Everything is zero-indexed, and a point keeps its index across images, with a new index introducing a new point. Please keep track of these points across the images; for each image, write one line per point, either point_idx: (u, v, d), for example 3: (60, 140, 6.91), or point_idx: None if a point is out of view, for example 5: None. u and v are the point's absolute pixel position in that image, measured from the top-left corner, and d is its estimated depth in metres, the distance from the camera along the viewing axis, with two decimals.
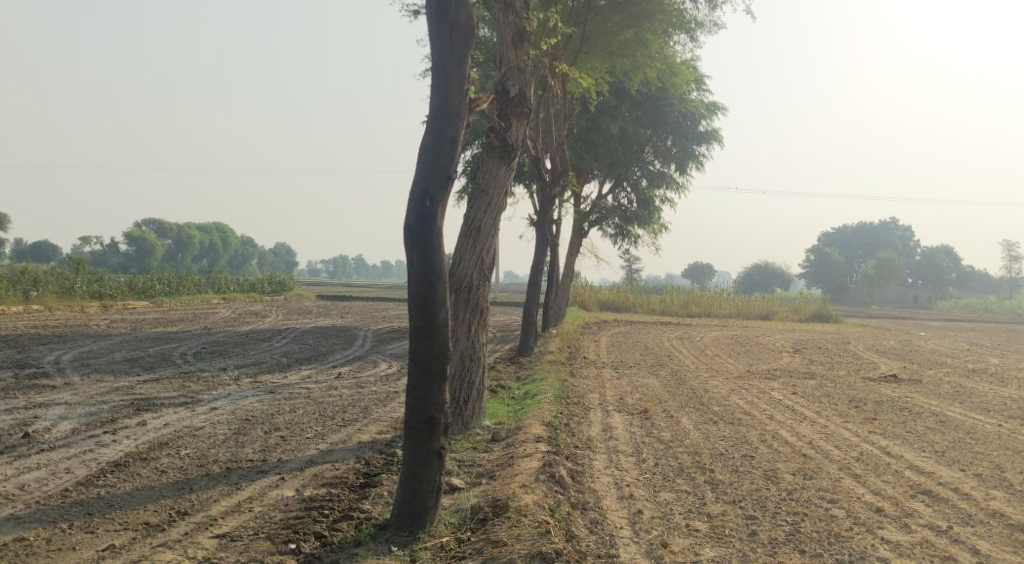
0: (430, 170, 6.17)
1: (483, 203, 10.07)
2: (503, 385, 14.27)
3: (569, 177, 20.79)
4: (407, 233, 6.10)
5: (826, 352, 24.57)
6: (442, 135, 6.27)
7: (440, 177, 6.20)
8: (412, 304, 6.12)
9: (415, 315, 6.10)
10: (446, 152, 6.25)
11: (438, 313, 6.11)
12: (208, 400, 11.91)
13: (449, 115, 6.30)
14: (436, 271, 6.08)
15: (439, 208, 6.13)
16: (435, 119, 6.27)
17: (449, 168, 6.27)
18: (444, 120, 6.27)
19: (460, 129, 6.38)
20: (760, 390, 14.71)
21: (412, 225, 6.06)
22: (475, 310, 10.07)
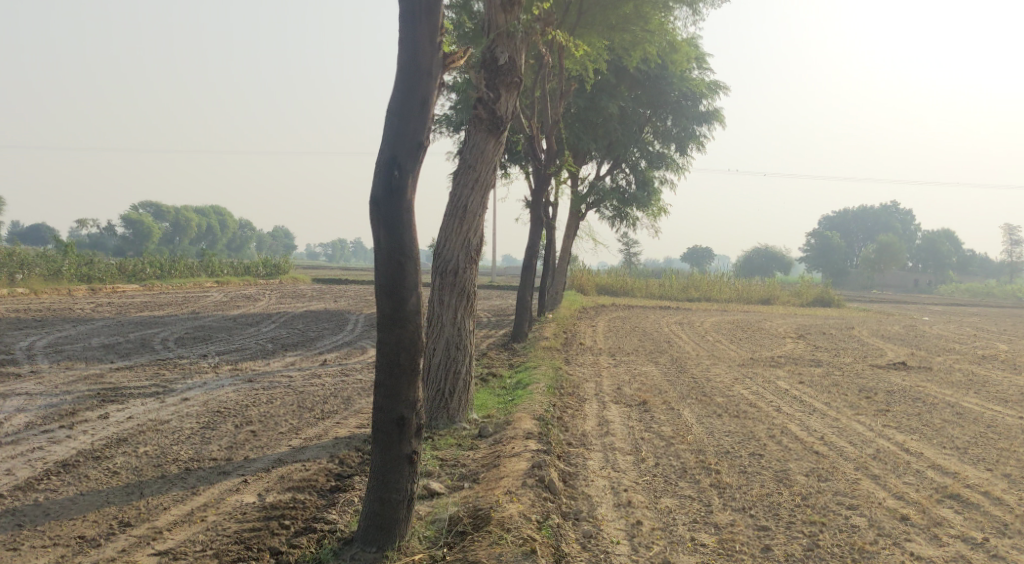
0: (398, 137, 5.55)
1: (470, 180, 9.38)
2: (495, 373, 13.60)
3: (565, 157, 20.05)
4: (373, 208, 5.55)
5: (830, 338, 23.93)
6: (411, 95, 5.62)
7: (408, 145, 5.58)
8: (379, 289, 5.56)
9: (383, 302, 5.55)
10: (415, 116, 5.61)
11: (407, 298, 5.55)
12: (181, 389, 11.24)
13: (418, 74, 5.64)
14: (405, 250, 5.50)
15: (408, 180, 5.54)
16: (402, 78, 5.62)
17: (419, 134, 5.64)
18: (412, 80, 5.62)
19: (433, 88, 5.72)
20: (764, 380, 14.04)
21: (379, 199, 5.53)
22: (462, 294, 9.38)
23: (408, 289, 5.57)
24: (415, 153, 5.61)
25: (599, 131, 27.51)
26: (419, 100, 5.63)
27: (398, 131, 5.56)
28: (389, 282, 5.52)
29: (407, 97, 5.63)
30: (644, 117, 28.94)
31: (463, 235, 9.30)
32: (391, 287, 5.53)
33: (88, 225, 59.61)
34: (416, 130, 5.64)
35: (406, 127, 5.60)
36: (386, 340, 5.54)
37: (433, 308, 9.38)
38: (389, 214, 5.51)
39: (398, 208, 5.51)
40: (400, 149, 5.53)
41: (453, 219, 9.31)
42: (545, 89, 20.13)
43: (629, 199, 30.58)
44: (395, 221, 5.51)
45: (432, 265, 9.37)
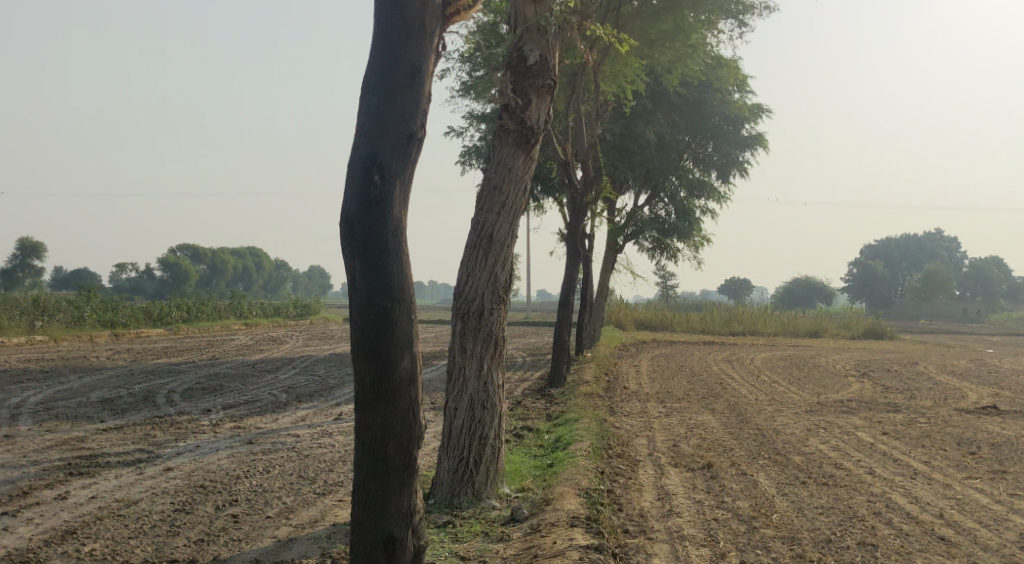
0: (381, 125, 4.71)
1: (497, 203, 7.80)
2: (530, 427, 11.91)
3: (604, 184, 18.45)
4: (350, 231, 4.63)
5: (896, 376, 21.97)
6: (397, 67, 4.79)
7: (393, 136, 4.71)
8: (359, 351, 4.71)
9: (365, 368, 4.71)
10: (403, 94, 4.77)
11: (397, 361, 4.74)
12: (168, 455, 9.68)
13: (404, 38, 4.84)
14: (393, 292, 4.69)
15: (393, 184, 4.68)
16: (384, 51, 4.79)
17: (409, 118, 4.79)
18: (399, 45, 4.82)
19: (423, 58, 4.91)
20: (841, 430, 12.20)
21: (357, 217, 4.62)
22: (489, 340, 7.78)
23: (399, 347, 4.76)
24: (399, 147, 4.74)
25: (637, 158, 26.01)
26: (408, 78, 4.80)
27: (378, 124, 4.71)
28: (373, 337, 4.71)
29: (389, 78, 4.77)
30: (683, 143, 27.39)
31: (489, 269, 7.74)
32: (377, 345, 4.69)
33: (123, 268, 58.99)
34: (402, 121, 4.76)
35: (389, 116, 4.73)
36: (372, 424, 4.79)
37: (454, 359, 7.80)
38: (370, 236, 4.63)
39: (380, 232, 4.64)
40: (384, 146, 4.68)
41: (477, 249, 7.76)
42: (579, 110, 18.72)
43: (670, 230, 28.87)
44: (376, 237, 4.64)
45: (452, 308, 7.82)
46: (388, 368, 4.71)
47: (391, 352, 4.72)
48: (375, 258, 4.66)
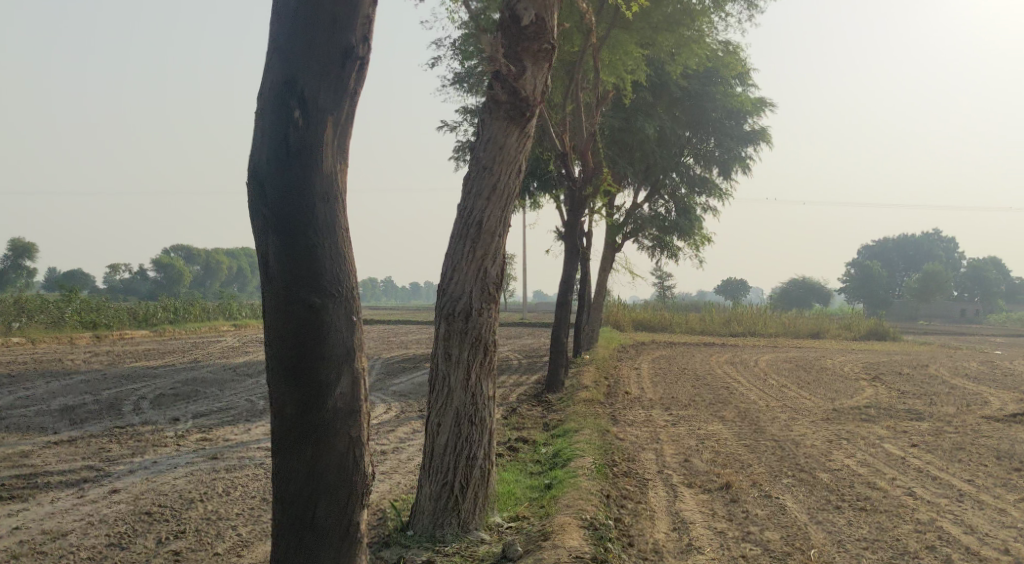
0: (305, 45, 4.48)
1: (487, 186, 6.78)
2: (526, 439, 10.88)
3: (605, 177, 17.42)
4: (270, 197, 4.45)
5: (908, 379, 21.06)
6: None
7: (317, 56, 4.50)
8: (285, 365, 4.52)
9: (291, 386, 4.53)
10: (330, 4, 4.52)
11: (330, 380, 4.57)
12: (118, 472, 8.61)
13: None
14: (323, 287, 4.53)
15: (317, 122, 4.49)
16: None
17: (336, 31, 4.55)
18: None
19: None
20: (865, 441, 11.15)
21: (278, 176, 4.44)
22: (477, 344, 6.74)
23: (330, 362, 4.58)
24: (325, 72, 4.52)
25: (637, 153, 24.95)
26: None
27: (301, 48, 4.48)
28: (300, 348, 4.52)
29: None
30: (685, 139, 26.36)
31: (476, 262, 6.72)
32: (306, 359, 4.52)
33: (114, 269, 57.80)
34: (329, 38, 4.54)
35: (313, 40, 4.50)
36: (299, 469, 4.61)
37: (438, 367, 6.75)
38: (289, 195, 4.44)
39: (303, 191, 4.45)
40: (306, 75, 4.47)
41: (464, 238, 6.75)
42: (577, 99, 17.74)
43: (671, 227, 27.65)
44: (295, 176, 4.44)
45: (435, 309, 6.79)
46: (319, 388, 4.55)
47: (320, 379, 4.56)
48: (294, 205, 4.45)
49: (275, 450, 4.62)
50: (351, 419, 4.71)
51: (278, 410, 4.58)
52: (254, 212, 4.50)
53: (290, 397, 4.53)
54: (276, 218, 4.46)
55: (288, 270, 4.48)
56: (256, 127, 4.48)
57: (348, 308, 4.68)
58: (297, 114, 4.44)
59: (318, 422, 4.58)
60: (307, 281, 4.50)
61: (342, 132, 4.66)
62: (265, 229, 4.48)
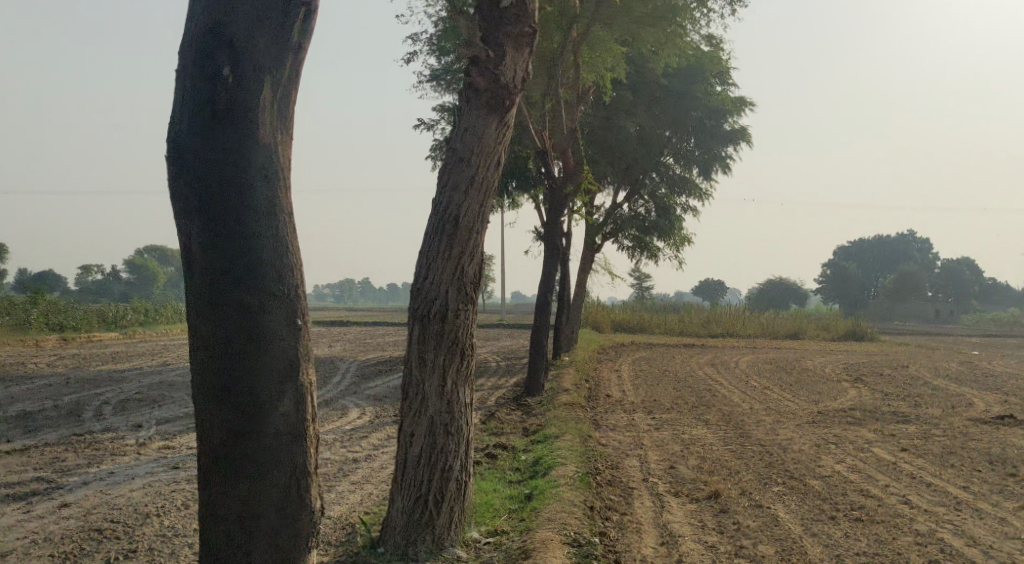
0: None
1: (466, 178, 6.35)
2: (505, 445, 10.48)
3: (585, 175, 17.06)
4: (197, 173, 4.09)
5: (889, 380, 20.89)
6: None
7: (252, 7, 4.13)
8: (214, 373, 4.13)
9: (222, 400, 4.13)
10: None
11: (267, 391, 4.17)
12: (71, 484, 8.11)
13: None
14: (257, 284, 4.14)
15: (251, 84, 4.12)
16: None
17: None
18: None
19: None
20: (853, 445, 10.83)
21: (206, 150, 4.07)
22: (452, 348, 6.31)
23: (267, 371, 4.17)
24: (261, 27, 4.16)
25: (617, 152, 24.61)
26: None
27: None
28: (232, 352, 4.12)
29: None
30: (665, 138, 26.07)
31: (451, 260, 6.30)
32: (238, 367, 4.12)
33: (84, 269, 56.58)
34: None
35: None
36: (233, 499, 4.18)
37: (411, 374, 6.30)
38: (217, 171, 4.08)
39: (234, 168, 4.09)
40: (239, 30, 4.10)
41: (439, 234, 6.32)
42: (557, 96, 17.37)
43: (650, 227, 27.28)
44: (227, 142, 4.09)
45: (408, 311, 6.36)
46: (254, 401, 4.15)
47: (255, 391, 4.15)
48: (223, 177, 4.09)
49: (204, 481, 4.19)
50: (293, 447, 4.28)
51: (208, 433, 4.17)
52: (174, 194, 4.13)
53: (220, 415, 4.13)
54: (202, 194, 4.09)
55: (221, 247, 4.09)
56: (178, 94, 4.12)
57: (290, 298, 4.27)
58: (227, 73, 4.09)
59: (252, 450, 4.17)
60: (238, 279, 4.11)
61: (284, 87, 4.30)
62: (188, 212, 4.11)
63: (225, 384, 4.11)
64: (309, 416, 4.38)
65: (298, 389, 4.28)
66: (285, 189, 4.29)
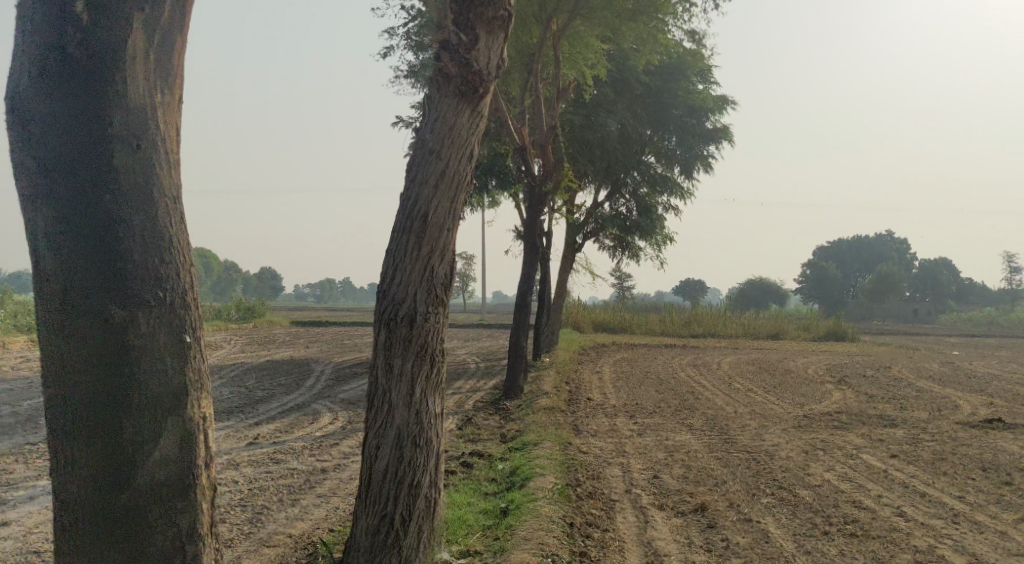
0: None
1: (436, 172, 5.92)
2: (481, 454, 10.05)
3: (566, 172, 16.65)
4: (52, 128, 3.87)
5: (873, 382, 20.63)
6: None
7: None
8: (76, 350, 3.85)
9: (85, 378, 3.85)
10: None
11: (135, 366, 3.90)
12: (16, 499, 7.60)
13: None
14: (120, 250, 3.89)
15: (110, 30, 3.93)
16: None
17: None
18: None
19: None
20: (841, 451, 10.47)
21: (60, 105, 3.86)
22: (421, 354, 5.87)
23: (134, 343, 3.91)
24: None
25: (598, 150, 24.22)
26: None
27: None
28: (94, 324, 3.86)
29: None
30: (646, 137, 25.70)
31: (421, 260, 5.87)
32: (102, 341, 3.85)
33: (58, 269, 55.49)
34: None
35: None
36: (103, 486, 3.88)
37: (377, 382, 5.84)
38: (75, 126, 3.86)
39: (92, 124, 3.88)
40: None
41: (408, 232, 5.88)
42: (536, 92, 16.97)
43: (631, 227, 26.88)
44: (82, 89, 3.88)
45: (374, 314, 5.90)
46: (120, 377, 3.88)
47: (121, 367, 3.88)
48: (79, 127, 3.87)
49: (74, 512, 3.88)
50: (178, 497, 4.03)
51: (80, 457, 3.87)
52: (30, 154, 3.90)
53: (82, 394, 3.85)
54: (57, 147, 3.87)
55: (76, 207, 3.87)
56: (21, 38, 3.94)
57: (168, 278, 4.05)
58: (81, 10, 3.89)
59: (119, 431, 3.88)
60: (99, 243, 3.88)
61: (157, 26, 4.08)
62: (46, 172, 3.88)
63: (96, 410, 3.86)
64: (200, 459, 4.14)
65: (182, 427, 4.04)
66: (154, 139, 4.06)
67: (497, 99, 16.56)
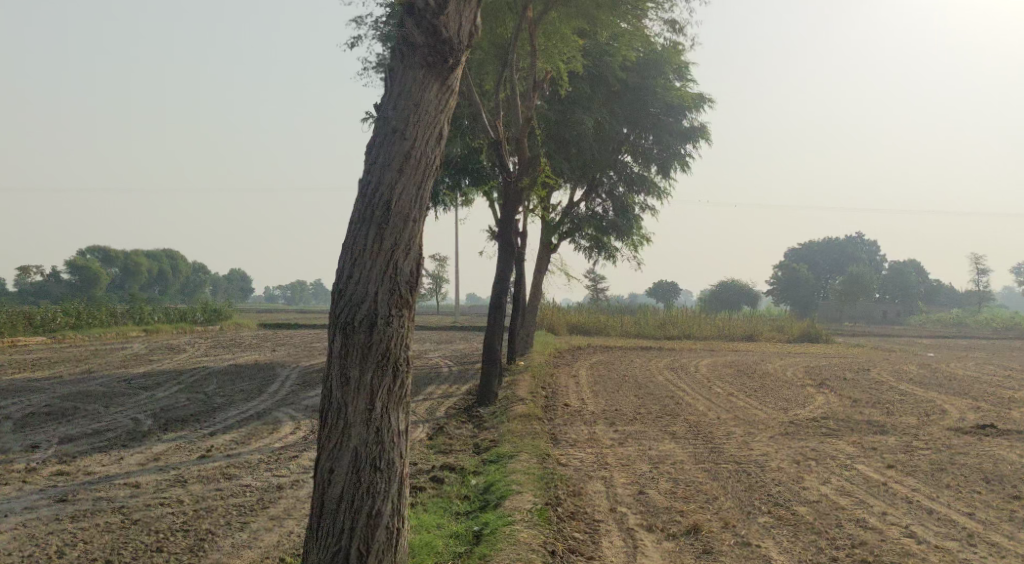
0: None
1: (401, 152, 5.21)
2: (452, 467, 9.33)
3: (541, 168, 15.96)
4: None
5: (855, 385, 20.13)
6: None
7: None
8: None
9: None
10: None
11: None
12: None
13: None
14: None
15: None
16: None
17: None
18: None
19: None
20: (835, 462, 9.83)
21: None
22: (382, 363, 5.15)
23: None
24: None
25: (574, 148, 23.57)
26: None
27: None
28: None
29: None
30: (622, 135, 25.06)
31: (382, 254, 5.15)
32: None
33: (23, 270, 53.98)
34: None
35: None
36: None
37: (331, 396, 5.12)
38: None
39: None
40: None
41: (368, 221, 5.16)
42: (511, 84, 16.27)
43: (608, 227, 26.22)
44: None
45: (328, 317, 5.17)
46: None
47: None
48: None
49: None
50: None
51: None
52: None
53: None
54: None
55: None
56: None
57: None
58: None
59: None
60: None
61: None
62: None
63: None
64: None
65: None
66: None
67: (470, 91, 15.84)
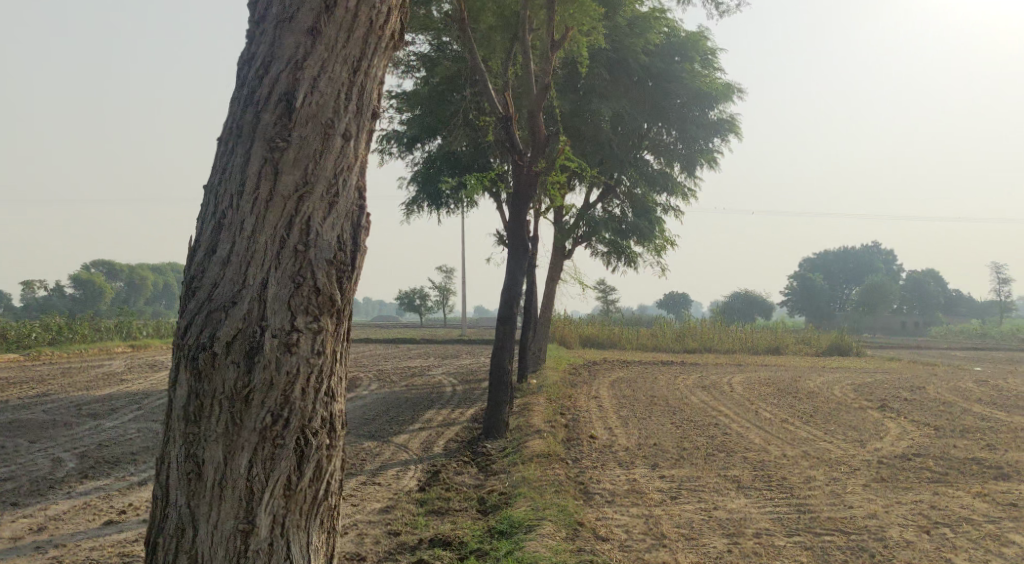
0: None
1: (317, 2, 4.40)
2: (446, 545, 6.66)
3: (559, 149, 13.19)
4: None
5: (922, 408, 17.34)
6: None
7: None
8: None
9: None
10: None
11: None
12: None
13: None
14: None
15: None
16: None
17: None
18: None
19: None
20: (978, 531, 7.08)
21: None
22: (272, 428, 4.26)
23: None
24: None
25: (589, 143, 20.80)
26: None
27: None
28: None
29: None
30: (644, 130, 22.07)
31: (277, 199, 4.32)
32: None
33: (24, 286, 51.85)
34: None
35: None
36: None
37: (181, 477, 4.25)
38: None
39: None
40: None
41: (256, 127, 4.35)
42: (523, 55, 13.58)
43: (628, 231, 23.34)
44: None
45: (180, 315, 4.31)
46: None
47: None
48: None
49: None
50: None
51: None
52: None
53: None
54: None
55: None
56: None
57: None
58: None
59: None
60: None
61: None
62: None
63: None
64: None
65: None
66: None
67: (474, 60, 13.19)
